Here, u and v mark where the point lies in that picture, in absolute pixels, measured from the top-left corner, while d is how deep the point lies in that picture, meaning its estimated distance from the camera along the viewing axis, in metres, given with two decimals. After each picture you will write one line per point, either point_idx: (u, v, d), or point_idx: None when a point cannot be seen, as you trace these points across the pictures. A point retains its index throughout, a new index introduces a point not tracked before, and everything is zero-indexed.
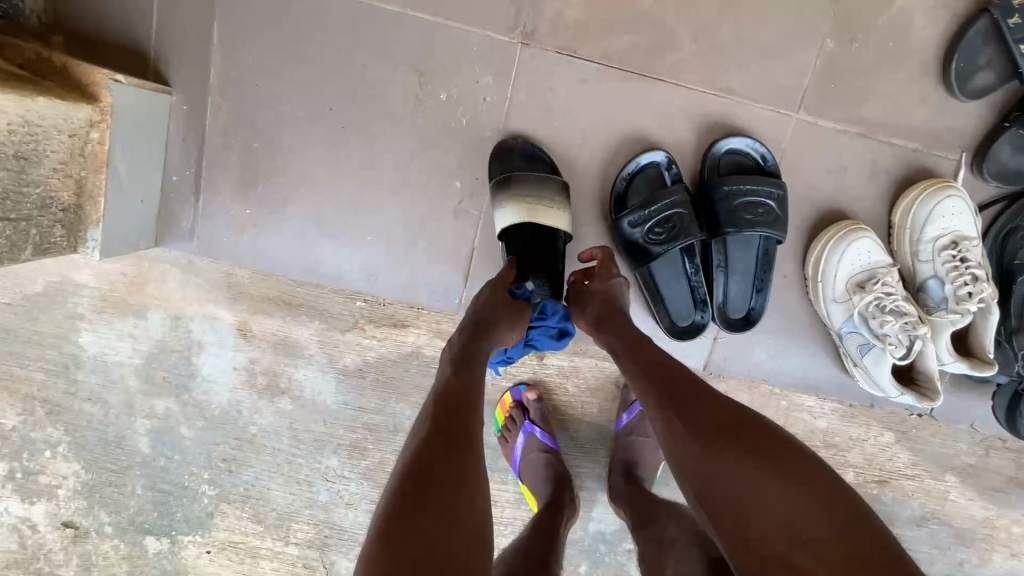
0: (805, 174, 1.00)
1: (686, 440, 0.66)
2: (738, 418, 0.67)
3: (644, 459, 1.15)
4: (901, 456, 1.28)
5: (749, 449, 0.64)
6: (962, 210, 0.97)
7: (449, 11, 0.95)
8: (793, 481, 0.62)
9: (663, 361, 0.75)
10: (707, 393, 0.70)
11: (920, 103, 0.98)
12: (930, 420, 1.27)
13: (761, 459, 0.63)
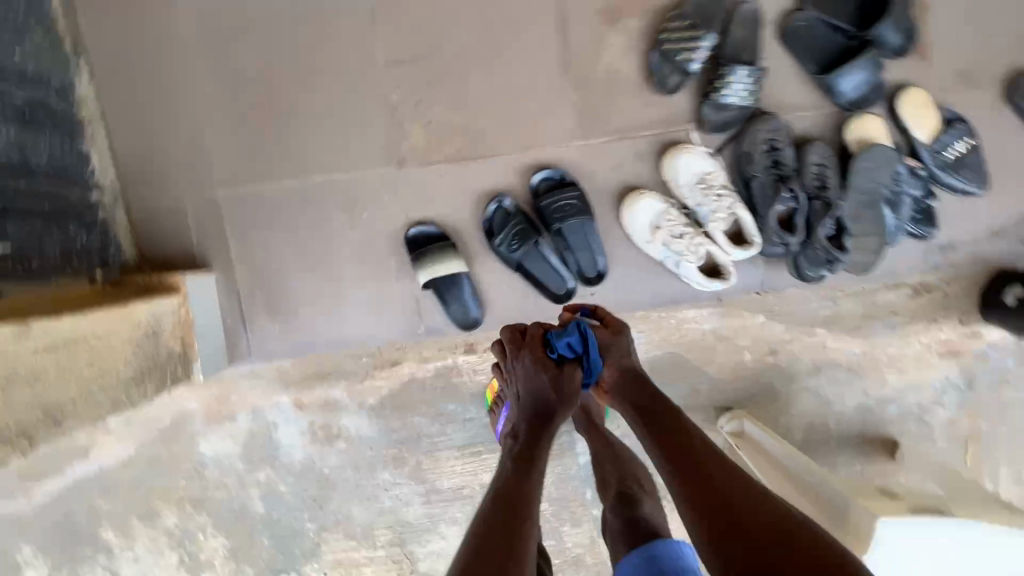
0: (599, 174, 1.55)
1: (696, 493, 0.96)
2: (734, 475, 0.97)
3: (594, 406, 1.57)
4: (778, 328, 1.71)
5: (748, 513, 0.90)
6: (696, 159, 1.50)
7: (350, 164, 1.55)
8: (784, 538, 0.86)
9: (681, 429, 1.08)
10: (708, 455, 1.02)
11: (648, 106, 1.52)
12: (784, 295, 1.71)
13: (751, 510, 0.90)
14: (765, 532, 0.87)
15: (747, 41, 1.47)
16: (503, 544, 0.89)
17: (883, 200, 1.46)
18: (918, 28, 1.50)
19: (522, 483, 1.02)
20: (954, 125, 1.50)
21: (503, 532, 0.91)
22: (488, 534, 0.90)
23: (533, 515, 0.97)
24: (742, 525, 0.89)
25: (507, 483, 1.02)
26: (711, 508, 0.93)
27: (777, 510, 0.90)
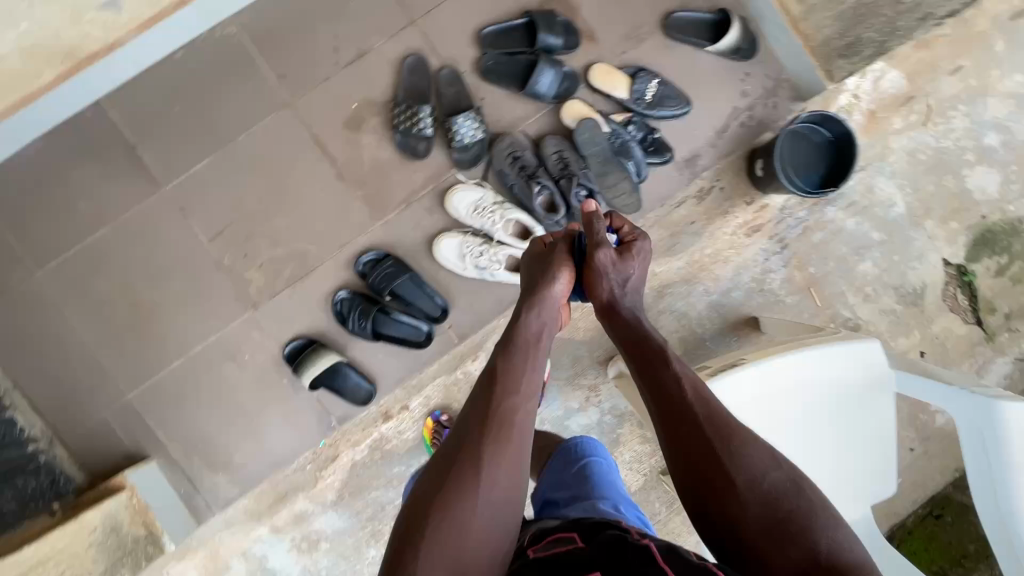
0: (405, 237, 1.88)
1: (682, 448, 1.10)
2: (721, 430, 1.09)
3: None
4: None
5: (743, 475, 1.04)
6: (464, 194, 1.83)
7: (218, 324, 1.87)
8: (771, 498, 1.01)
9: (666, 373, 1.18)
10: (693, 403, 1.13)
11: (414, 171, 1.87)
12: None
13: (734, 463, 1.05)
14: (745, 487, 1.03)
15: (458, 94, 1.86)
16: (477, 462, 1.05)
17: (614, 154, 1.82)
18: (574, 20, 1.89)
19: (513, 402, 1.13)
20: (637, 74, 1.87)
21: (488, 424, 1.09)
22: (472, 458, 1.05)
23: (523, 420, 1.13)
24: (723, 478, 1.04)
25: (499, 393, 1.14)
26: (697, 462, 1.07)
27: (764, 472, 1.05)
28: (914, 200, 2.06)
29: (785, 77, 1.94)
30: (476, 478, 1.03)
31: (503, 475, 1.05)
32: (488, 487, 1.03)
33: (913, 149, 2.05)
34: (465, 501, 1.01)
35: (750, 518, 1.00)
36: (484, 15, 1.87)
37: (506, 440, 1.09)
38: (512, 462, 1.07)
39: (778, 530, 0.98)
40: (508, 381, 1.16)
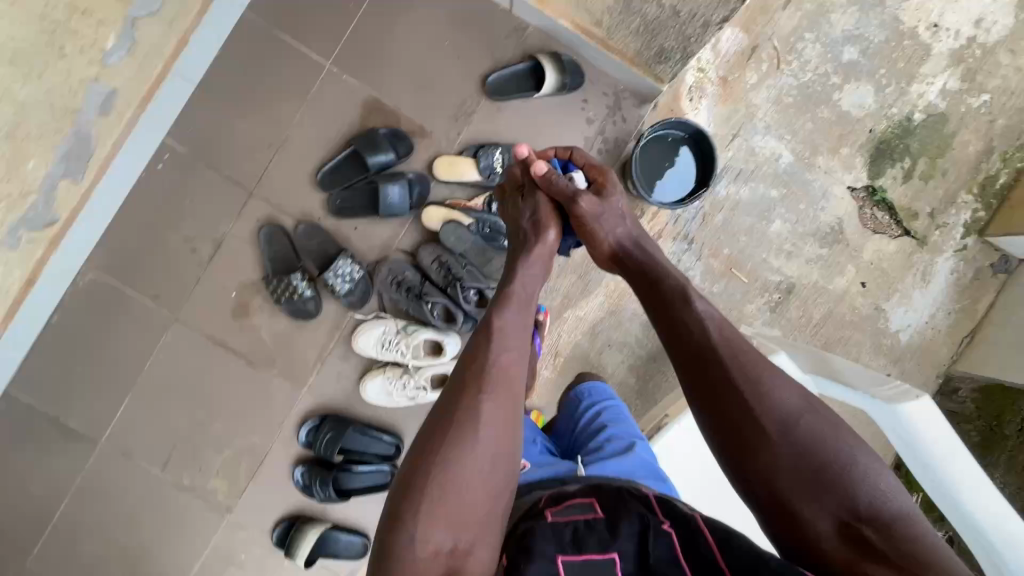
0: (333, 392, 1.90)
1: (712, 407, 1.07)
2: (755, 376, 1.06)
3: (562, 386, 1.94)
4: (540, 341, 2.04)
5: (776, 425, 1.01)
6: (367, 335, 1.82)
7: (204, 539, 1.93)
8: (799, 448, 0.99)
9: (687, 323, 1.18)
10: (723, 350, 1.11)
11: (315, 329, 1.89)
12: None
13: (770, 412, 1.03)
14: (779, 433, 1.00)
15: (321, 243, 1.84)
16: (482, 383, 1.08)
17: (488, 240, 1.80)
18: (399, 124, 1.85)
19: (505, 350, 1.15)
20: (479, 152, 1.83)
21: (485, 371, 1.09)
22: (475, 387, 1.08)
23: (511, 364, 1.13)
24: (755, 427, 1.02)
25: (490, 323, 1.19)
26: (733, 408, 1.05)
27: (791, 417, 1.02)
28: (798, 144, 2.01)
29: (623, 88, 1.88)
30: (483, 391, 1.07)
31: (502, 411, 1.06)
32: (485, 423, 1.03)
33: (777, 97, 1.99)
34: (472, 421, 1.03)
35: (782, 470, 0.98)
36: (314, 158, 1.85)
37: (502, 366, 1.12)
38: (507, 397, 1.08)
39: (805, 471, 0.97)
40: (503, 320, 1.21)
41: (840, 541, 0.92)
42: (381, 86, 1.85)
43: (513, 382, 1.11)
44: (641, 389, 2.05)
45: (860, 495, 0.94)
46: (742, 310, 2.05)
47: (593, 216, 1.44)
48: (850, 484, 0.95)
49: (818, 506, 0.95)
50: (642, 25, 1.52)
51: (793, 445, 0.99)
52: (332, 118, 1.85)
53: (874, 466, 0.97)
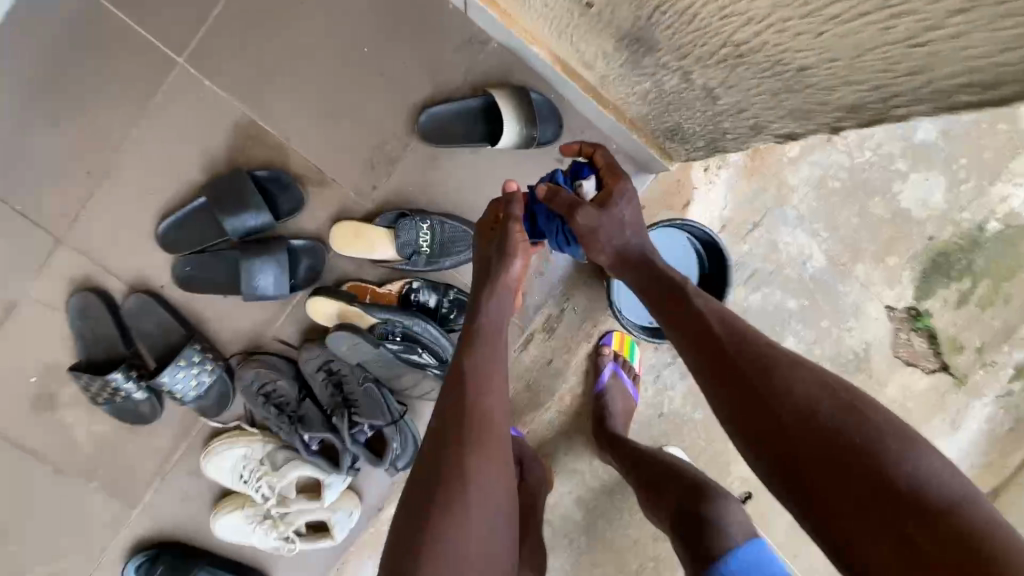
0: (177, 517, 1.40)
1: (722, 403, 0.78)
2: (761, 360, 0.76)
3: (615, 414, 1.47)
4: None
5: (800, 422, 0.71)
6: (222, 455, 1.32)
7: None
8: (830, 449, 0.68)
9: (690, 314, 0.86)
10: (719, 333, 0.82)
11: (155, 434, 1.36)
12: None
13: (782, 398, 0.73)
14: (796, 426, 0.71)
15: (162, 324, 1.28)
16: (467, 427, 0.87)
17: (397, 352, 1.27)
18: (290, 165, 1.27)
19: (493, 376, 0.93)
20: (400, 221, 1.26)
21: (464, 414, 0.87)
22: (454, 427, 0.87)
23: (494, 399, 0.90)
24: (770, 428, 0.72)
25: (462, 361, 0.93)
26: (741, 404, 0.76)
27: (809, 403, 0.71)
28: (834, 244, 1.51)
29: (615, 147, 1.34)
30: (465, 436, 0.86)
31: (492, 455, 0.86)
32: (474, 478, 0.83)
33: (819, 179, 1.47)
34: (460, 478, 0.83)
35: (810, 471, 0.69)
36: (157, 199, 1.26)
37: (487, 399, 0.89)
38: (496, 440, 0.88)
39: (831, 470, 0.67)
40: (483, 348, 0.95)
41: (892, 537, 0.63)
42: (267, 107, 1.25)
43: (489, 406, 0.89)
44: (588, 528, 1.62)
45: (898, 486, 0.64)
46: (727, 444, 1.61)
47: (590, 230, 0.99)
48: (890, 474, 0.65)
49: (850, 497, 0.66)
50: (652, 99, 1.04)
51: (817, 430, 0.70)
52: (187, 141, 1.25)
53: (931, 462, 0.65)
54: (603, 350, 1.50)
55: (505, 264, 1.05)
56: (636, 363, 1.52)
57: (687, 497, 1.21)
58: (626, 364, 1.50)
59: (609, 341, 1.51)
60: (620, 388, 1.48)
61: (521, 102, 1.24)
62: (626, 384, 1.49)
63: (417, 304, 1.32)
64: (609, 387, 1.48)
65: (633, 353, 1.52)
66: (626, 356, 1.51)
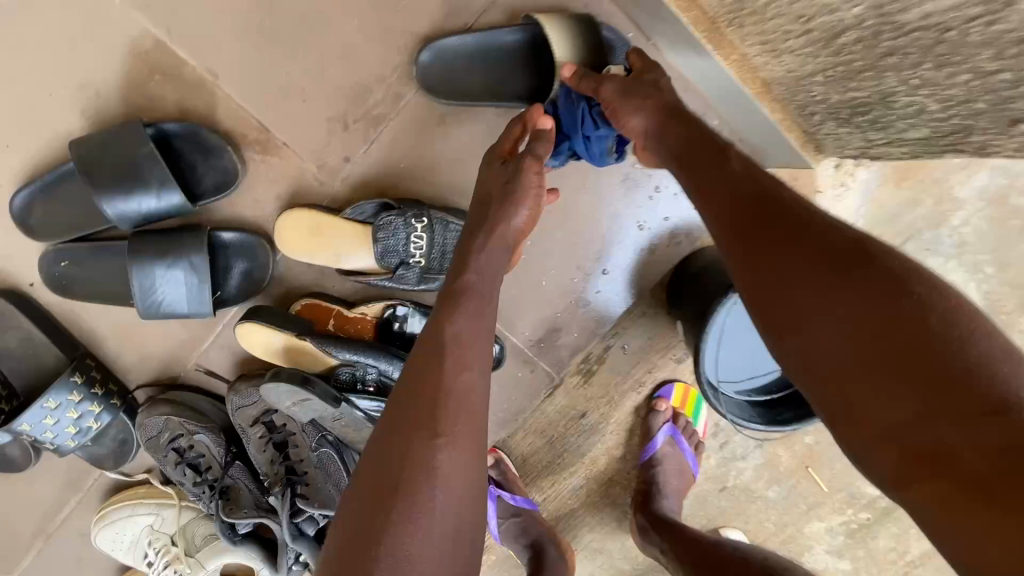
0: None
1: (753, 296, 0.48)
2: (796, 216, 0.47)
3: (666, 492, 1.08)
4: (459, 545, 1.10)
5: (858, 317, 0.42)
6: (115, 529, 0.93)
7: None
8: (902, 358, 0.39)
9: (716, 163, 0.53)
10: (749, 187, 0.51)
11: (32, 483, 0.98)
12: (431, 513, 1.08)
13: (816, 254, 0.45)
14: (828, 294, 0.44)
15: (29, 342, 0.88)
16: (437, 407, 0.54)
17: (370, 412, 0.87)
18: (220, 117, 0.83)
19: (478, 343, 0.58)
20: (380, 217, 0.83)
21: (432, 396, 0.54)
22: (414, 400, 0.55)
23: (479, 374, 0.57)
24: (816, 332, 0.44)
25: (442, 325, 0.59)
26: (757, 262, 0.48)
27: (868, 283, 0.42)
28: (1001, 285, 1.06)
29: (716, 123, 0.87)
30: (435, 422, 0.53)
31: (472, 445, 0.54)
32: (443, 477, 0.52)
33: (1000, 191, 1.00)
34: (425, 479, 0.51)
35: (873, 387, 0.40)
36: (13, 156, 0.83)
37: (469, 374, 0.56)
38: (476, 423, 0.55)
39: (871, 347, 0.41)
40: (474, 299, 0.61)
41: (930, 443, 0.38)
42: (184, 23, 0.80)
43: (451, 376, 0.56)
44: None
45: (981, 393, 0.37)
46: (805, 531, 1.22)
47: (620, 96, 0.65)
48: (956, 366, 0.38)
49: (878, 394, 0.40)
50: (823, 76, 0.60)
51: (886, 329, 0.41)
52: (58, 68, 0.80)
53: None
54: (658, 406, 1.09)
55: (505, 213, 0.66)
56: (699, 427, 1.12)
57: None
58: (688, 427, 1.09)
59: (667, 394, 1.10)
60: (675, 457, 1.09)
61: (592, 37, 0.78)
62: (685, 454, 1.09)
63: (403, 337, 0.91)
64: (661, 456, 1.08)
65: (697, 412, 1.11)
66: (688, 417, 1.10)
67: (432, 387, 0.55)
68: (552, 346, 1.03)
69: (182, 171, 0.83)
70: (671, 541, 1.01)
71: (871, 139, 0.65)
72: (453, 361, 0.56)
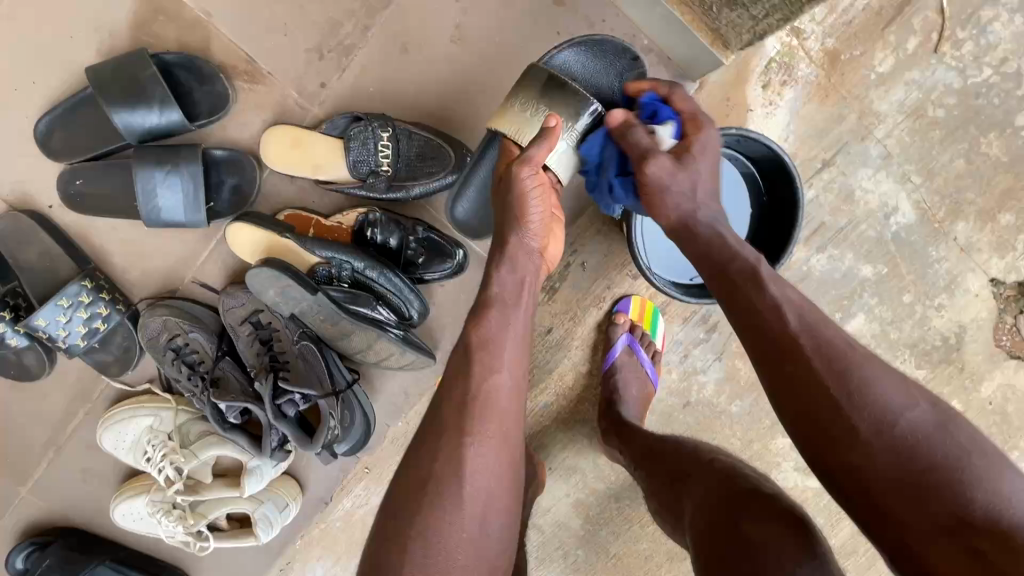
0: (80, 496, 1.14)
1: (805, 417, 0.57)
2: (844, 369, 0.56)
3: (626, 397, 1.16)
4: None
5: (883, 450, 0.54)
6: (119, 428, 1.03)
7: None
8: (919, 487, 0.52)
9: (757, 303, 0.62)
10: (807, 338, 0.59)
11: (48, 394, 1.09)
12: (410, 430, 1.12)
13: (861, 400, 0.56)
14: (875, 436, 0.54)
15: (47, 255, 0.99)
16: (470, 411, 0.67)
17: (340, 302, 0.97)
18: (214, 52, 0.96)
19: (507, 343, 0.72)
20: (351, 128, 0.96)
21: (469, 399, 0.67)
22: (458, 409, 0.67)
23: (505, 379, 0.70)
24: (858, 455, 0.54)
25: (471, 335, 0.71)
26: (810, 400, 0.57)
27: (893, 422, 0.55)
28: (929, 195, 1.15)
29: (645, 44, 0.98)
30: (465, 425, 0.66)
31: (494, 442, 0.66)
32: (471, 468, 0.65)
33: (916, 105, 1.10)
34: (456, 471, 0.64)
35: (893, 504, 0.53)
36: (39, 92, 0.96)
37: (495, 378, 0.69)
38: (501, 424, 0.68)
39: (898, 478, 0.53)
40: (500, 310, 0.73)
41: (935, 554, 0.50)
42: None
43: (491, 388, 0.68)
44: (588, 538, 1.32)
45: (995, 516, 0.50)
46: (771, 446, 1.27)
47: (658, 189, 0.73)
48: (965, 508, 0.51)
49: (920, 510, 0.52)
50: None
51: (909, 465, 0.53)
52: (77, 15, 0.94)
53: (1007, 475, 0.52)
54: (617, 320, 1.17)
55: (523, 205, 0.78)
56: (657, 339, 1.19)
57: (715, 495, 0.84)
58: (645, 338, 1.17)
59: (625, 308, 1.18)
60: (634, 366, 1.17)
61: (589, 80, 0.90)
62: (643, 365, 1.17)
63: (375, 243, 1.01)
64: (620, 365, 1.17)
65: (655, 326, 1.19)
66: (646, 330, 1.18)
67: (473, 399, 0.67)
68: None
69: (182, 96, 0.96)
70: (626, 443, 1.08)
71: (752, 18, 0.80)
72: (489, 376, 0.69)
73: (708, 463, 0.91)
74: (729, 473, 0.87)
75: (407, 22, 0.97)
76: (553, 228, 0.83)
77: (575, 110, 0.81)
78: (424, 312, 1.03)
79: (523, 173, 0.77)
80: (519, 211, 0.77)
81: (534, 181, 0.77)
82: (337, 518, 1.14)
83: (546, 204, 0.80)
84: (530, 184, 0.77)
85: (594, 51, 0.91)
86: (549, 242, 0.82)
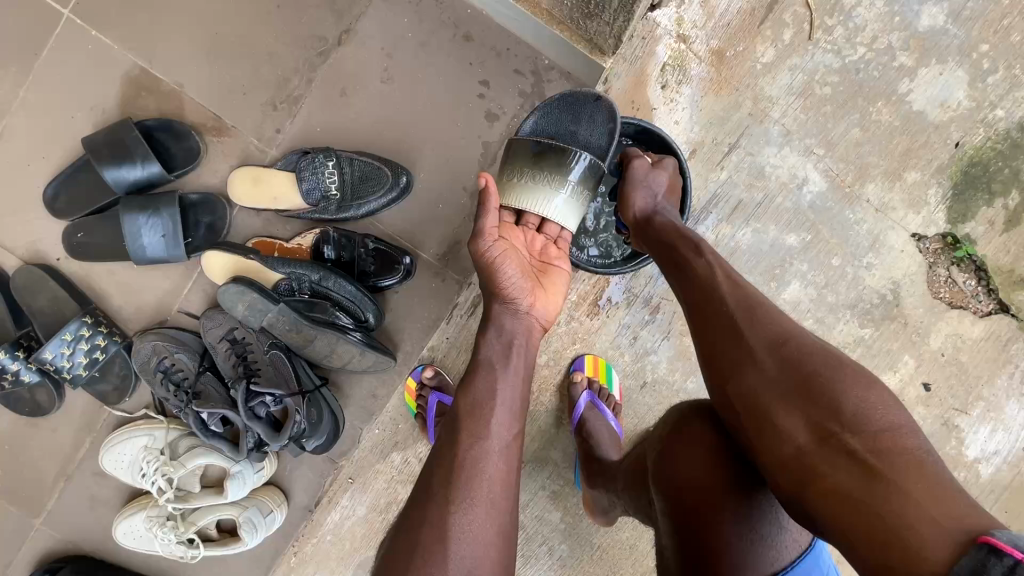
0: (87, 523, 1.23)
1: (729, 353, 0.72)
2: (748, 305, 0.75)
3: (602, 441, 1.20)
4: (411, 465, 1.19)
5: (786, 371, 0.67)
6: (116, 450, 1.15)
7: None
8: (817, 400, 0.64)
9: (687, 269, 0.83)
10: (723, 286, 0.78)
11: (57, 429, 1.20)
12: (382, 431, 1.19)
13: (757, 324, 0.72)
14: (764, 350, 0.70)
15: (55, 299, 1.15)
16: (455, 482, 0.73)
17: (301, 310, 1.12)
18: (187, 115, 1.16)
19: (494, 405, 0.80)
20: (301, 161, 1.12)
21: (459, 463, 0.75)
22: (445, 484, 0.74)
23: (494, 443, 0.77)
24: (774, 378, 0.67)
25: (462, 400, 0.80)
26: (731, 335, 0.73)
27: (796, 348, 0.69)
28: (834, 163, 1.25)
29: (547, 64, 1.19)
30: (449, 496, 0.72)
31: (480, 509, 0.72)
32: (456, 534, 0.70)
33: (803, 86, 1.23)
34: (440, 532, 0.70)
35: (799, 421, 0.64)
36: (48, 164, 1.16)
37: (482, 445, 0.76)
38: (487, 494, 0.74)
39: (799, 392, 0.65)
40: (486, 372, 0.82)
41: (838, 458, 0.60)
42: (160, 57, 1.15)
43: (483, 456, 0.76)
44: (571, 532, 1.32)
45: (864, 417, 0.61)
46: None
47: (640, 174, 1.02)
48: (859, 414, 0.62)
49: (800, 422, 0.64)
50: None
51: (806, 385, 0.65)
52: (77, 99, 1.15)
53: (888, 402, 0.62)
54: (574, 378, 1.28)
55: (493, 268, 0.87)
56: (614, 391, 1.28)
57: (679, 431, 0.86)
58: (604, 392, 1.26)
59: (581, 366, 1.29)
60: (600, 420, 1.23)
61: (562, 121, 1.04)
62: (607, 417, 1.25)
63: (330, 259, 1.16)
64: (587, 420, 1.23)
65: (611, 379, 1.28)
66: (603, 384, 1.27)
67: (463, 466, 0.75)
68: (458, 258, 1.18)
69: (161, 154, 1.14)
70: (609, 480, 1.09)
71: (607, 19, 1.10)
72: (482, 442, 0.77)
73: (675, 417, 0.91)
74: (685, 416, 0.88)
75: (343, 71, 1.16)
76: (540, 284, 0.92)
77: (565, 166, 0.98)
78: (379, 316, 1.14)
79: (484, 245, 0.86)
80: (500, 271, 0.87)
81: (497, 249, 0.87)
82: (328, 532, 1.19)
83: (518, 264, 0.89)
84: (491, 238, 0.87)
85: (559, 106, 1.04)
86: (537, 299, 0.90)
